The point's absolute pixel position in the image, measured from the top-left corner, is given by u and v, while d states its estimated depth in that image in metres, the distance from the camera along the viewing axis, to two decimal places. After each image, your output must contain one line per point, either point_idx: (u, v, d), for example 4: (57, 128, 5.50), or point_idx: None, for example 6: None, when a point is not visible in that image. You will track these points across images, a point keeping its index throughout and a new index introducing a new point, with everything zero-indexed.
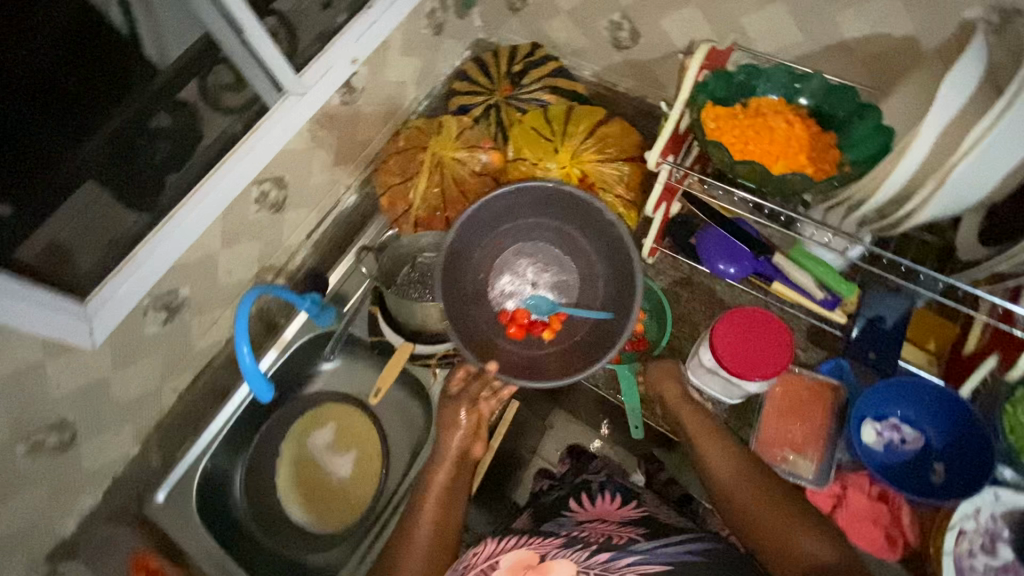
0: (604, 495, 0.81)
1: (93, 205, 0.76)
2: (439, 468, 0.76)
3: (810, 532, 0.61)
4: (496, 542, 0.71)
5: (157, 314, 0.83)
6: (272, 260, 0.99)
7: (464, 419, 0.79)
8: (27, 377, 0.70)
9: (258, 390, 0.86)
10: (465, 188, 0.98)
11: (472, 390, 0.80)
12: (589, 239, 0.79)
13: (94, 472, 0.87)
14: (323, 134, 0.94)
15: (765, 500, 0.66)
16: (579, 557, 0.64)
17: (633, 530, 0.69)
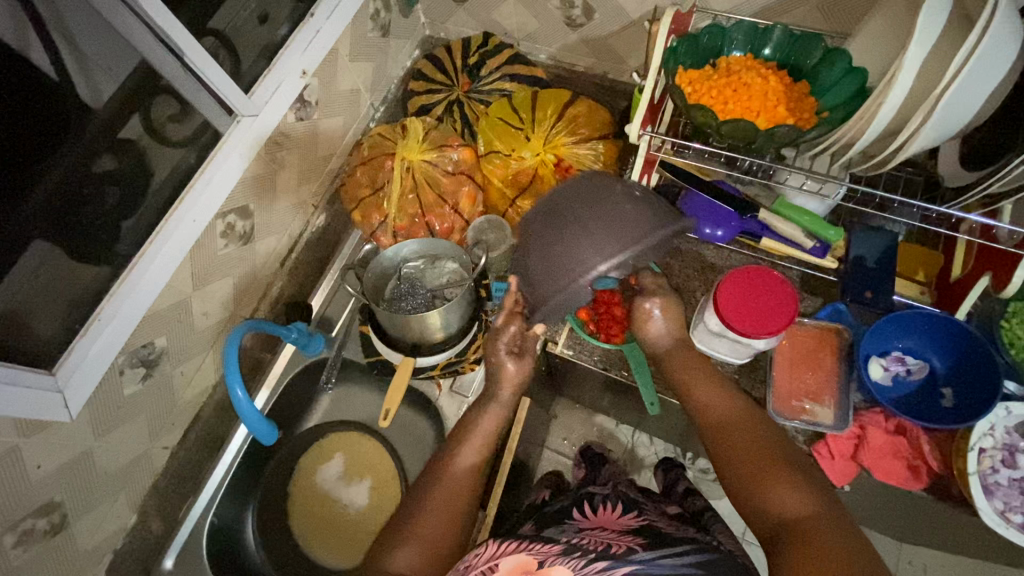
0: (604, 505, 0.82)
1: (44, 267, 0.69)
2: (469, 442, 0.72)
3: (790, 480, 0.59)
4: (497, 546, 0.64)
5: (135, 371, 0.77)
6: (248, 295, 0.93)
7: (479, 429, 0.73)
8: (5, 463, 0.64)
9: (263, 433, 0.84)
10: (440, 189, 0.95)
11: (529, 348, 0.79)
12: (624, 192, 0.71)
13: (92, 550, 0.81)
14: (283, 155, 0.89)
15: (752, 445, 0.64)
16: (577, 565, 0.58)
17: (631, 541, 0.65)
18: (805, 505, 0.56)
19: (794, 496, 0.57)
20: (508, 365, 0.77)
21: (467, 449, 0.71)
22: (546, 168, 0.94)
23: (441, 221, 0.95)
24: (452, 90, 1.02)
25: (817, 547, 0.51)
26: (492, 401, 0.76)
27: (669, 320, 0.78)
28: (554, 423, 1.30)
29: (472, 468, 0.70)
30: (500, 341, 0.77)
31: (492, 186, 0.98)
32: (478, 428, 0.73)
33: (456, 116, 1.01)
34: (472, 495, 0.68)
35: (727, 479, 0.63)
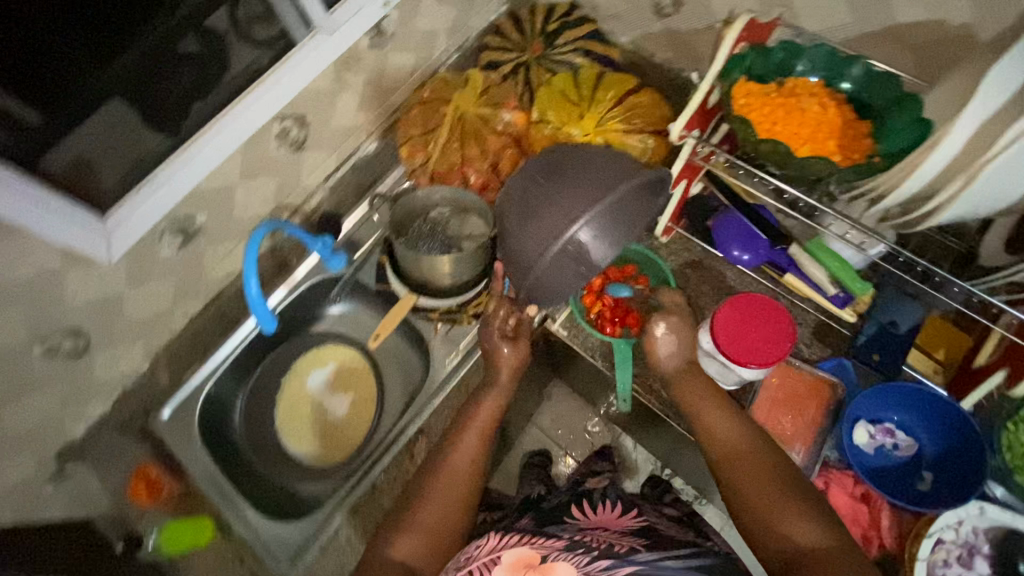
0: (604, 504, 0.87)
1: (119, 124, 0.78)
2: (469, 430, 0.77)
3: (806, 513, 0.58)
4: (500, 538, 0.71)
5: (173, 238, 0.85)
6: (288, 199, 1.00)
7: (482, 416, 0.78)
8: (47, 283, 0.73)
9: (262, 321, 0.88)
10: (484, 144, 0.97)
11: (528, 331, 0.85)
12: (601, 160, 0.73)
13: (106, 382, 0.92)
14: (349, 78, 0.94)
15: (764, 471, 0.63)
16: (579, 561, 0.63)
17: (633, 540, 0.71)
18: (821, 540, 0.56)
19: (813, 531, 0.57)
20: (504, 351, 0.82)
21: (466, 438, 0.76)
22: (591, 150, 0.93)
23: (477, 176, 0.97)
24: (524, 53, 1.02)
25: None
26: (499, 380, 0.81)
27: (682, 338, 0.76)
28: (545, 402, 1.33)
29: (472, 458, 0.74)
30: (494, 335, 0.83)
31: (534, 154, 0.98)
32: (473, 416, 0.78)
33: (523, 80, 1.01)
34: (471, 481, 0.73)
35: (738, 508, 0.62)
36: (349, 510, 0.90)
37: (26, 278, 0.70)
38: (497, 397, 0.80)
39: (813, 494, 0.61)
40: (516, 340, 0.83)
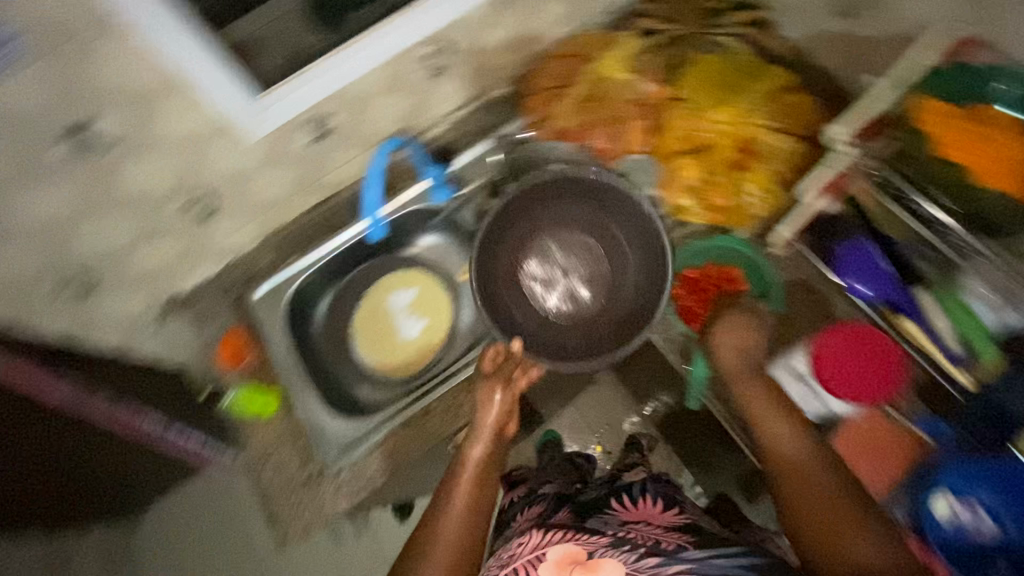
0: (643, 496, 0.82)
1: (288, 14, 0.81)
2: (461, 484, 0.74)
3: (865, 533, 0.56)
4: (545, 534, 0.71)
5: (309, 131, 0.90)
6: (414, 122, 1.03)
7: (476, 455, 0.78)
8: (200, 143, 0.80)
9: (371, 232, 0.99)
10: (618, 110, 0.94)
11: (508, 369, 0.84)
12: (622, 230, 0.89)
13: (219, 248, 1.00)
14: (504, 16, 0.93)
15: (823, 491, 0.60)
16: (627, 559, 0.62)
17: (680, 538, 0.67)
18: (882, 561, 0.53)
19: (887, 567, 0.53)
20: (495, 398, 0.81)
21: (462, 481, 0.74)
22: (729, 137, 0.89)
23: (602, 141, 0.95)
24: (686, 23, 0.95)
25: None
26: (484, 423, 0.80)
27: (740, 330, 0.78)
28: None
29: (466, 503, 0.72)
30: (503, 377, 0.83)
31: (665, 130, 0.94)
32: (462, 470, 0.76)
33: (679, 51, 0.95)
34: (473, 528, 0.70)
35: (801, 532, 0.59)
36: None
37: (186, 134, 0.77)
38: (484, 444, 0.79)
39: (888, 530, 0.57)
40: (499, 382, 0.83)
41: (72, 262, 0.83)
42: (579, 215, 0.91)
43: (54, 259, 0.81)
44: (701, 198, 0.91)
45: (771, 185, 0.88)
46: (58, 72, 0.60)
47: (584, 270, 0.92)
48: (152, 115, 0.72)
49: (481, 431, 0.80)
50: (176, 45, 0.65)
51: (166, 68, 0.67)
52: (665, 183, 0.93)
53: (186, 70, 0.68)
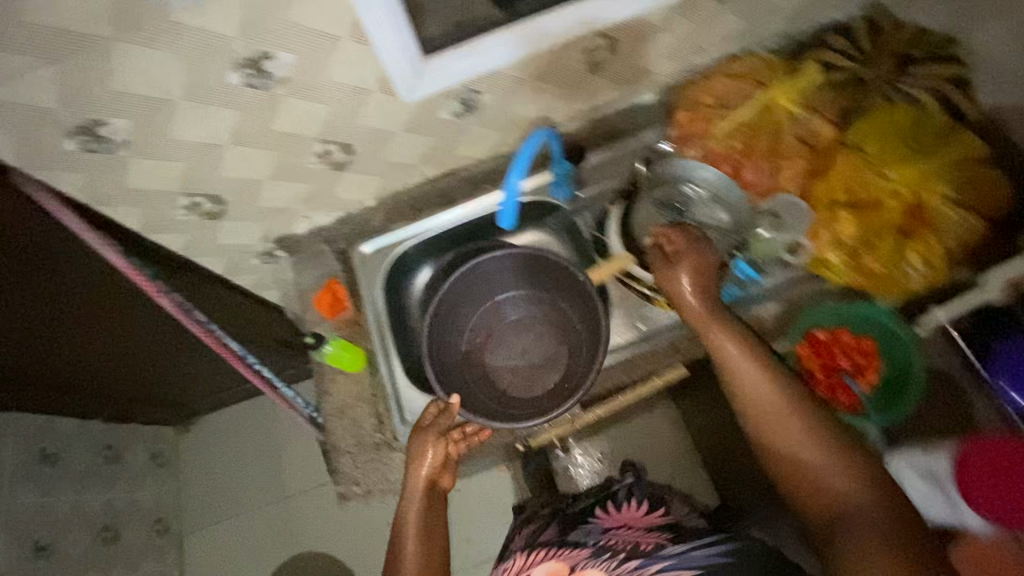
0: (628, 501, 0.91)
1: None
2: (408, 528, 0.80)
3: (852, 470, 0.62)
4: (530, 556, 0.82)
5: (456, 105, 0.88)
6: (555, 114, 0.99)
7: (429, 455, 0.84)
8: (357, 98, 0.79)
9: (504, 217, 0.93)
10: (779, 145, 0.87)
11: (445, 426, 0.87)
12: (562, 293, 1.01)
13: (339, 201, 1.01)
14: (678, 21, 0.88)
15: (794, 428, 0.65)
16: (607, 567, 0.73)
17: (659, 536, 0.78)
18: (854, 488, 0.61)
19: (845, 476, 0.61)
20: (427, 453, 0.84)
21: (411, 529, 0.79)
22: (900, 199, 0.81)
23: (754, 173, 0.88)
24: (867, 69, 0.90)
25: (895, 529, 0.57)
26: (419, 475, 0.84)
27: (706, 271, 0.76)
28: (654, 410, 1.29)
29: (417, 550, 0.78)
30: (438, 430, 0.86)
31: (824, 176, 0.86)
32: (408, 516, 0.81)
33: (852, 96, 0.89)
34: (439, 537, 0.81)
35: (766, 449, 0.67)
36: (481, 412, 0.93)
37: (348, 86, 0.77)
38: (419, 497, 0.82)
39: (823, 429, 0.65)
40: (438, 440, 0.85)
41: (211, 183, 0.85)
42: (505, 312, 1.06)
43: (197, 176, 0.83)
44: (850, 258, 0.83)
45: (935, 261, 0.80)
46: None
47: (527, 330, 1.05)
48: (326, 58, 0.71)
49: (414, 486, 0.83)
50: None
51: (352, 12, 0.67)
52: (814, 233, 0.85)
53: (369, 19, 0.68)
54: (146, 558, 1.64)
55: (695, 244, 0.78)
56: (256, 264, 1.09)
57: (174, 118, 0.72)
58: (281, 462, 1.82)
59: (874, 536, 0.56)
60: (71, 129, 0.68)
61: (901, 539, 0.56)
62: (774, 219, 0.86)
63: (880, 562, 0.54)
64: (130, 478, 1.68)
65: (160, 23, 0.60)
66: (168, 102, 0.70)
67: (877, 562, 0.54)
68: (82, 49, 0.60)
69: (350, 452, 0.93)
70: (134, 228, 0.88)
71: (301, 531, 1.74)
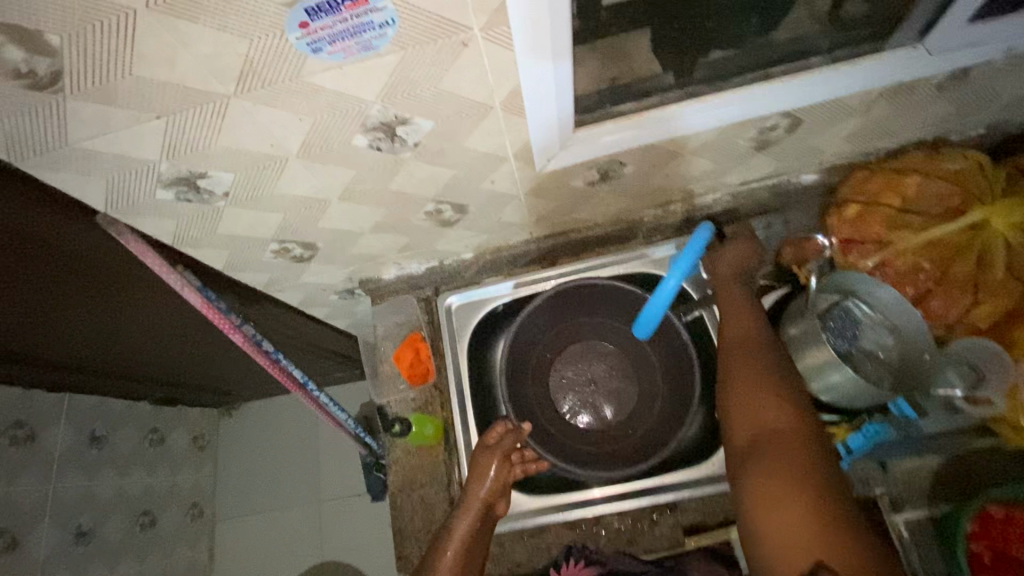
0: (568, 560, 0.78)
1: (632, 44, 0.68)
2: (449, 546, 0.73)
3: (774, 397, 0.64)
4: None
5: (594, 174, 0.75)
6: (695, 186, 0.85)
7: (492, 471, 0.79)
8: (488, 164, 0.67)
9: (636, 327, 0.74)
10: (986, 276, 0.71)
11: (507, 447, 0.81)
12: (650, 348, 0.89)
13: (436, 251, 0.90)
14: (881, 105, 0.72)
15: (753, 382, 0.66)
16: None
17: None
18: (786, 421, 0.61)
19: (776, 408, 0.63)
20: (490, 465, 0.79)
21: (455, 536, 0.73)
22: None
23: (944, 302, 0.73)
24: None
25: (797, 452, 0.58)
26: (476, 493, 0.77)
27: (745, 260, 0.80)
28: None
29: (456, 560, 0.72)
30: (496, 452, 0.81)
31: None
32: (454, 532, 0.74)
33: None
34: (478, 547, 0.74)
35: (726, 404, 0.69)
36: (568, 522, 0.82)
37: (483, 153, 0.64)
38: (471, 515, 0.75)
39: (766, 372, 0.67)
40: (495, 453, 0.80)
41: (307, 232, 0.75)
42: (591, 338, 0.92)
43: (293, 225, 0.73)
44: None
45: None
46: (413, 62, 0.49)
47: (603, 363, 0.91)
48: (469, 126, 0.59)
49: (470, 503, 0.77)
50: (538, 59, 0.52)
51: (514, 80, 0.54)
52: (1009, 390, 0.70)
53: (530, 87, 0.55)
54: (179, 544, 1.61)
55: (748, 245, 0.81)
56: (333, 299, 1.01)
57: (284, 173, 0.61)
58: (319, 463, 1.78)
59: (788, 467, 0.56)
60: (171, 179, 0.58)
61: (803, 463, 0.57)
62: (971, 373, 0.71)
63: (792, 512, 0.53)
64: (174, 461, 1.64)
65: (292, 84, 0.49)
66: (281, 159, 0.59)
67: (772, 484, 0.56)
68: (197, 104, 0.50)
69: (418, 538, 0.84)
70: (217, 267, 0.79)
71: (331, 540, 1.69)
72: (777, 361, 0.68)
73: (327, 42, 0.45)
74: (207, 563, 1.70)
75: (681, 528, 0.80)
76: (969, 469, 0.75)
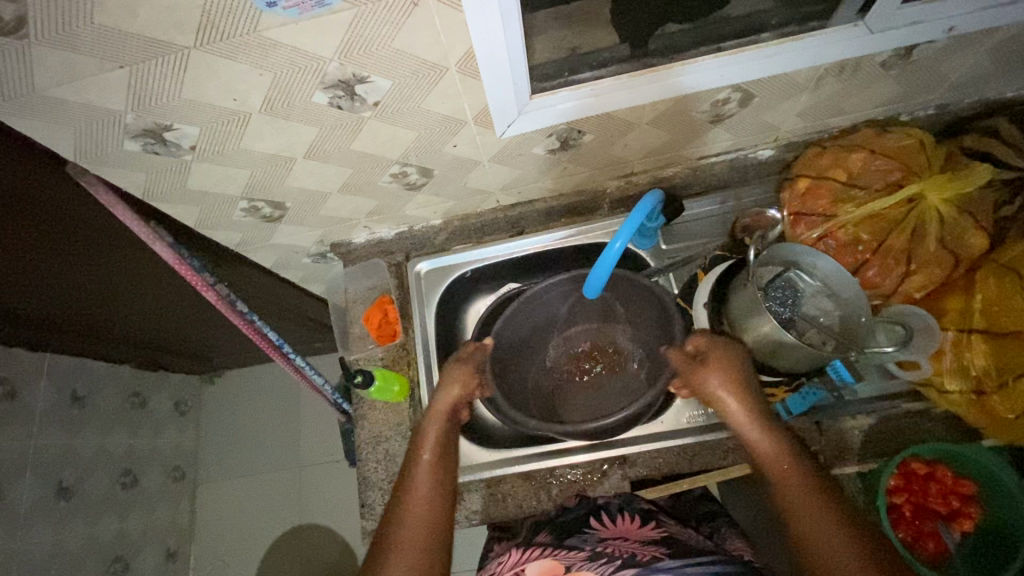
0: (622, 515, 0.82)
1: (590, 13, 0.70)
2: (425, 447, 0.74)
3: (848, 533, 0.55)
4: (522, 553, 0.73)
5: (554, 141, 0.78)
6: (655, 158, 0.89)
7: (459, 380, 0.84)
8: (448, 126, 0.70)
9: (587, 286, 0.77)
10: (918, 249, 0.75)
11: (474, 358, 0.87)
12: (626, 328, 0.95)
13: (405, 216, 0.93)
14: (829, 83, 0.75)
15: (802, 504, 0.59)
16: (604, 571, 0.63)
17: (658, 550, 0.68)
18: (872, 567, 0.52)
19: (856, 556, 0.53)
20: (456, 371, 0.85)
21: (427, 441, 0.75)
22: None
23: (879, 272, 0.77)
24: None
25: None
26: (437, 403, 0.81)
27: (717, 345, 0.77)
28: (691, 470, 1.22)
29: (432, 455, 0.73)
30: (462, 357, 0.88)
31: (963, 291, 0.76)
32: (427, 439, 0.76)
33: (1008, 204, 0.78)
34: (450, 446, 0.76)
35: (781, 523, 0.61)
36: (523, 473, 0.87)
37: (442, 114, 0.67)
38: (440, 420, 0.79)
39: (815, 489, 0.60)
40: (464, 364, 0.87)
41: (275, 191, 0.77)
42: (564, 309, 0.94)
43: (261, 184, 0.75)
44: (975, 393, 0.72)
45: None
46: (367, 20, 0.52)
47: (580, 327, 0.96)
48: (426, 87, 0.62)
49: (437, 411, 0.80)
50: (489, 23, 0.54)
51: (466, 42, 0.57)
52: (936, 355, 0.75)
53: (483, 49, 0.58)
54: (161, 503, 1.65)
55: (720, 343, 0.77)
56: (307, 263, 1.04)
57: (248, 129, 0.64)
58: (300, 430, 1.82)
59: None
60: (138, 131, 0.61)
61: None
62: (902, 333, 0.75)
63: None
64: (155, 425, 1.67)
65: (250, 38, 0.52)
66: (244, 115, 0.62)
67: None
68: (159, 55, 0.52)
69: (382, 489, 0.88)
70: (189, 224, 0.81)
71: (310, 504, 1.74)
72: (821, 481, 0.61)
73: None
74: (188, 524, 1.75)
75: (628, 481, 0.85)
76: (902, 432, 0.78)
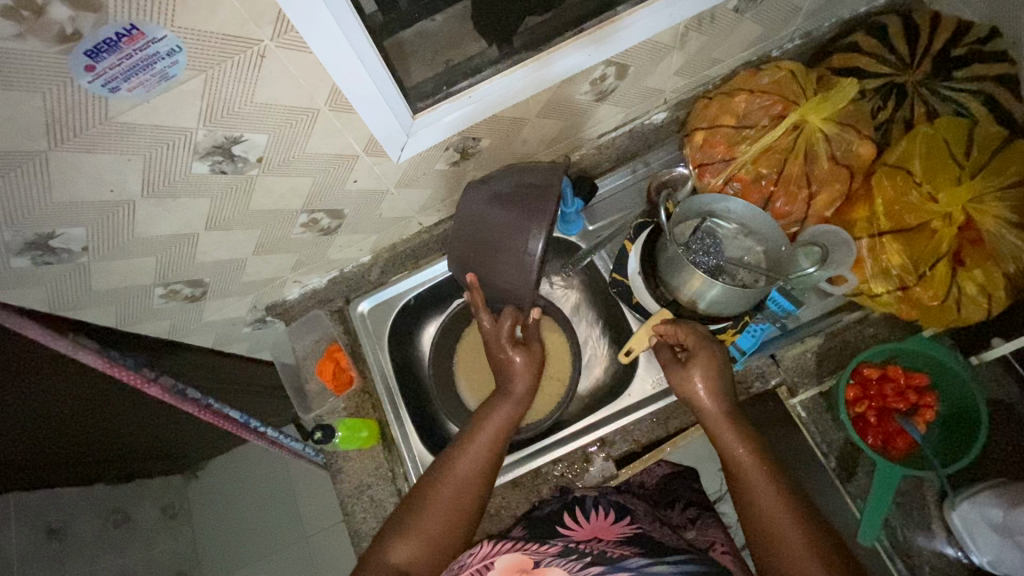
0: (597, 511, 0.74)
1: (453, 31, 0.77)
2: (466, 452, 0.73)
3: (812, 539, 0.57)
4: (492, 545, 0.65)
5: (453, 154, 0.79)
6: (557, 147, 0.91)
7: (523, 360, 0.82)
8: (342, 163, 0.70)
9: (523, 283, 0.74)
10: (814, 168, 0.79)
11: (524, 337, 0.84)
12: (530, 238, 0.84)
13: (332, 261, 0.93)
14: (693, 38, 0.78)
15: (777, 510, 0.60)
16: (573, 567, 0.57)
17: (629, 547, 0.62)
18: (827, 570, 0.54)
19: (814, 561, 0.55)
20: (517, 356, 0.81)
21: (473, 447, 0.73)
22: (951, 223, 0.73)
23: (786, 202, 0.81)
24: (902, 75, 0.82)
25: None
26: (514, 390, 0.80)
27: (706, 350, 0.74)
28: None
29: (468, 469, 0.71)
30: (503, 341, 0.81)
31: (865, 198, 0.80)
32: (465, 452, 0.73)
33: (885, 107, 0.82)
34: (479, 488, 0.70)
35: (752, 527, 0.61)
36: (510, 482, 0.86)
37: (330, 154, 0.67)
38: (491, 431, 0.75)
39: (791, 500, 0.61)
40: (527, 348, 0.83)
41: (189, 270, 0.76)
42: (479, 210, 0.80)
43: (171, 266, 0.74)
44: (900, 289, 0.76)
45: (999, 293, 0.73)
46: (219, 82, 0.52)
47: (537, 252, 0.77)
48: (304, 132, 0.62)
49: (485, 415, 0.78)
50: (342, 55, 0.55)
51: (328, 81, 0.57)
52: (856, 263, 0.79)
53: (347, 83, 0.58)
54: None
55: (708, 343, 0.75)
56: (248, 331, 1.02)
57: (137, 216, 0.63)
58: (299, 498, 1.79)
59: None
60: (21, 245, 0.59)
61: None
62: (819, 252, 0.77)
63: None
64: (144, 536, 1.56)
65: (104, 127, 0.51)
66: (127, 204, 0.61)
67: None
68: (15, 166, 0.51)
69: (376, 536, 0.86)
70: (110, 324, 0.79)
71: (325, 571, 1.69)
72: (791, 490, 0.62)
73: (122, 80, 0.47)
74: None
75: (613, 461, 0.86)
76: (848, 342, 0.83)
